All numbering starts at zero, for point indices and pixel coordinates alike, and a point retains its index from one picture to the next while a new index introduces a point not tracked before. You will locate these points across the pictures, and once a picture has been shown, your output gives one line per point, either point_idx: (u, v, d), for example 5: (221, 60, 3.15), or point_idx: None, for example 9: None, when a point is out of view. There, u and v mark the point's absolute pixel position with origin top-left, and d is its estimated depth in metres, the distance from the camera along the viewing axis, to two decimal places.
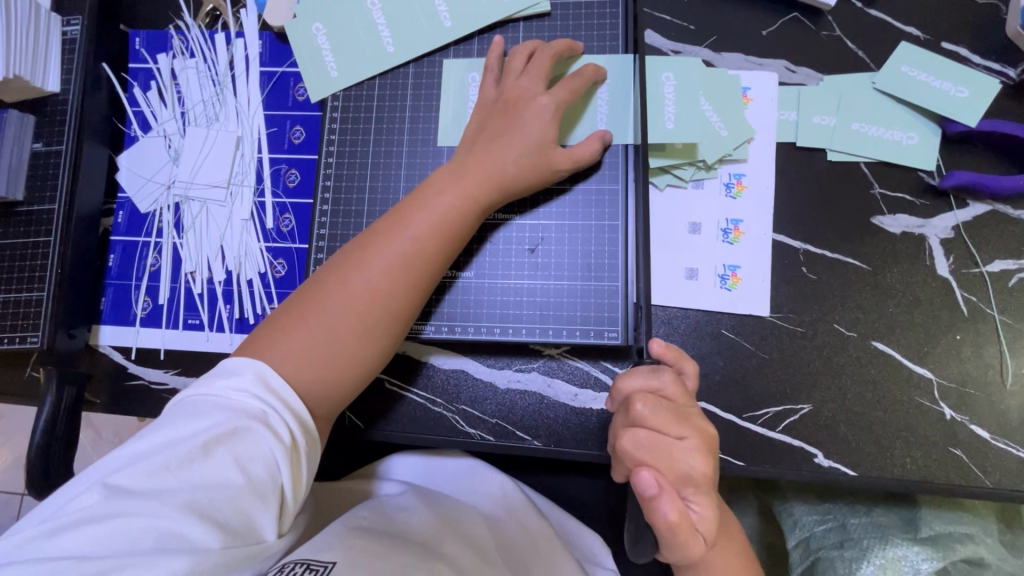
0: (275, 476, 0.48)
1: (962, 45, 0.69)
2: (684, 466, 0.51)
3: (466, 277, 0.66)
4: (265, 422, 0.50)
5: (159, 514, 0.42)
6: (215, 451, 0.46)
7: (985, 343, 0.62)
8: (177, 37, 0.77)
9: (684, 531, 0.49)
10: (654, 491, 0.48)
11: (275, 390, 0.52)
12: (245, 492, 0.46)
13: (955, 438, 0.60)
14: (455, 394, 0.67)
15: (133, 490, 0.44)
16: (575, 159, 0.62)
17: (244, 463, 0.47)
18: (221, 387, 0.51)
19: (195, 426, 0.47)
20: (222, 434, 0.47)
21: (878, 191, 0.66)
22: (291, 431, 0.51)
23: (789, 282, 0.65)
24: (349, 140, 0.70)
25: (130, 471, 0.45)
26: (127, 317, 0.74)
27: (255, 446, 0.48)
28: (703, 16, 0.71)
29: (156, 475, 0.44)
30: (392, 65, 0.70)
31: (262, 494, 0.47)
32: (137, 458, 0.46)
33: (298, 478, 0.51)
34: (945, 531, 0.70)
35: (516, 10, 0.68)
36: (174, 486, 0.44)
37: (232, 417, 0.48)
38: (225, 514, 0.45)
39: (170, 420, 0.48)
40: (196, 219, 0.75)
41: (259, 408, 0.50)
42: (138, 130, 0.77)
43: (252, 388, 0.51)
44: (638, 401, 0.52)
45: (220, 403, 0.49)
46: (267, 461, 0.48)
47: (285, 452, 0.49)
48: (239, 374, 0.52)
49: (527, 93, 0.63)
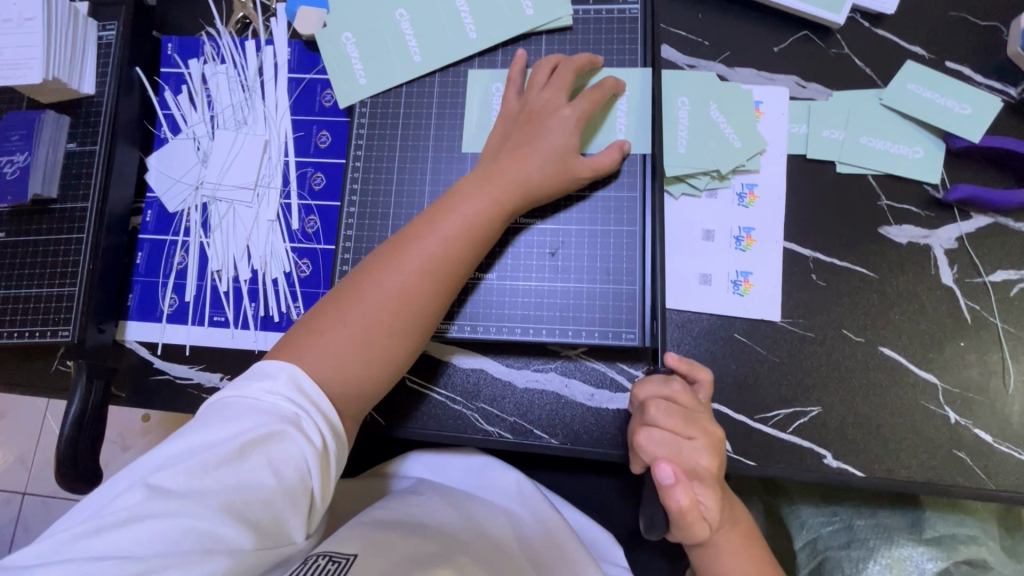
0: (306, 480, 0.50)
1: (966, 64, 0.72)
2: (693, 463, 0.54)
3: (488, 279, 0.68)
4: (298, 426, 0.51)
5: (197, 516, 0.44)
6: (251, 455, 0.48)
7: (987, 349, 0.65)
8: (209, 44, 0.80)
9: (694, 518, 0.53)
10: (672, 482, 0.52)
11: (308, 392, 0.54)
12: (278, 495, 0.48)
13: (959, 440, 0.62)
14: (475, 392, 0.69)
15: (172, 490, 0.45)
16: (596, 168, 0.64)
17: (277, 467, 0.48)
18: (256, 390, 0.52)
19: (232, 428, 0.49)
20: (258, 438, 0.49)
21: (885, 202, 0.69)
22: (322, 434, 0.53)
23: (799, 288, 0.68)
24: (376, 145, 0.72)
25: (170, 472, 0.46)
26: (154, 314, 0.76)
27: (288, 450, 0.49)
28: (717, 32, 0.74)
29: (194, 476, 0.46)
30: (418, 74, 0.72)
31: (293, 496, 0.49)
32: (176, 459, 0.47)
33: (327, 481, 0.52)
34: (948, 532, 0.72)
35: (539, 24, 0.71)
36: (212, 488, 0.46)
37: (268, 421, 0.50)
38: (259, 516, 0.47)
39: (207, 421, 0.50)
40: (223, 219, 0.77)
41: (292, 412, 0.52)
42: (168, 132, 0.79)
43: (286, 392, 0.53)
44: (652, 404, 0.55)
45: (255, 406, 0.51)
46: (299, 465, 0.50)
47: (317, 456, 0.51)
48: (274, 377, 0.54)
49: (550, 104, 0.65)
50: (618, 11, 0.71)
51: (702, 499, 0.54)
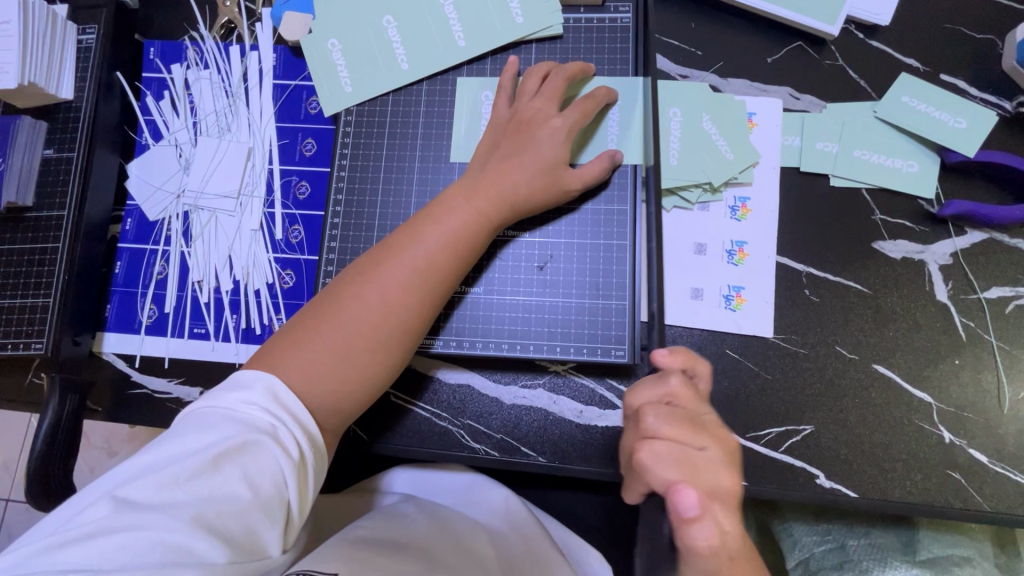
0: (283, 491, 0.48)
1: (960, 77, 0.71)
2: (707, 478, 0.49)
3: (475, 293, 0.66)
4: (274, 436, 0.50)
5: (167, 528, 0.42)
6: (224, 465, 0.46)
7: (982, 368, 0.64)
8: (192, 49, 0.78)
9: (722, 550, 0.47)
10: (696, 511, 0.46)
11: (285, 403, 0.52)
12: (253, 506, 0.46)
13: (954, 461, 0.61)
14: (461, 409, 0.67)
15: (142, 503, 0.44)
16: (585, 180, 0.63)
17: (251, 479, 0.47)
18: (231, 399, 0.51)
19: (205, 438, 0.47)
20: (231, 448, 0.47)
21: (879, 217, 0.68)
22: (299, 445, 0.51)
23: (792, 304, 0.66)
24: (361, 154, 0.71)
25: (138, 484, 0.44)
26: (132, 325, 0.74)
27: (263, 460, 0.48)
28: (710, 42, 0.73)
29: (165, 488, 0.44)
30: (406, 82, 0.71)
31: (268, 508, 0.47)
32: (146, 471, 0.46)
33: (305, 493, 0.51)
34: (943, 553, 0.70)
35: (528, 32, 0.70)
36: (183, 500, 0.44)
37: (242, 431, 0.48)
38: (232, 529, 0.45)
39: (179, 433, 0.48)
40: (205, 228, 0.75)
41: (268, 422, 0.50)
42: (149, 139, 0.78)
43: (262, 402, 0.51)
44: (651, 414, 0.51)
45: (230, 416, 0.49)
46: (275, 476, 0.48)
47: (293, 467, 0.49)
48: (249, 387, 0.52)
49: (540, 115, 0.64)
50: (610, 20, 0.70)
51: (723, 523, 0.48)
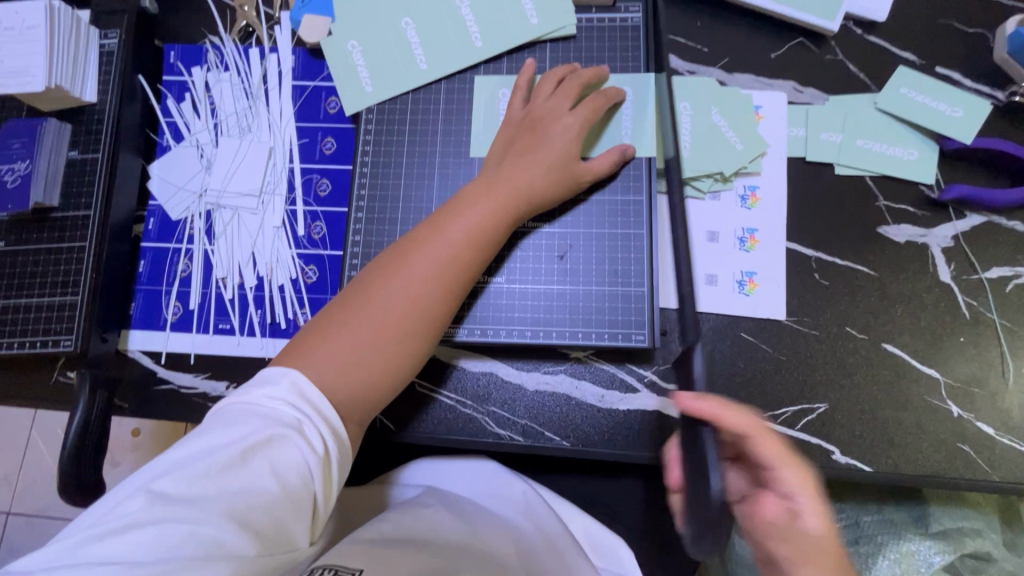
0: (308, 484, 0.50)
1: (955, 70, 0.74)
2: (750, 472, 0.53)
3: (497, 282, 0.68)
4: (300, 430, 0.51)
5: (200, 521, 0.44)
6: (252, 459, 0.48)
7: (986, 345, 0.66)
8: (212, 52, 0.80)
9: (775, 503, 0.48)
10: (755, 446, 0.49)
11: (309, 398, 0.53)
12: (280, 500, 0.48)
13: (963, 435, 0.64)
14: (485, 396, 0.69)
15: (176, 496, 0.45)
16: (596, 172, 0.66)
17: (279, 472, 0.48)
18: (259, 395, 0.52)
19: (234, 433, 0.49)
20: (258, 442, 0.49)
21: (883, 203, 0.71)
22: (324, 439, 0.52)
23: (803, 287, 0.69)
24: (383, 151, 0.73)
25: (172, 478, 0.46)
26: (157, 322, 0.75)
27: (289, 455, 0.49)
28: (716, 40, 0.76)
29: (197, 482, 0.46)
30: (425, 81, 0.73)
31: (295, 501, 0.49)
32: (179, 465, 0.47)
33: (330, 485, 0.52)
34: (954, 526, 0.74)
35: (543, 32, 0.72)
36: (214, 493, 0.46)
37: (269, 425, 0.50)
38: (261, 522, 0.47)
39: (210, 429, 0.50)
40: (227, 226, 0.76)
41: (294, 416, 0.52)
42: (171, 140, 0.79)
43: (288, 397, 0.53)
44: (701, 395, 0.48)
45: (258, 411, 0.51)
46: (300, 470, 0.49)
47: (318, 462, 0.51)
48: (276, 382, 0.54)
49: (553, 112, 0.66)
50: (620, 20, 0.73)
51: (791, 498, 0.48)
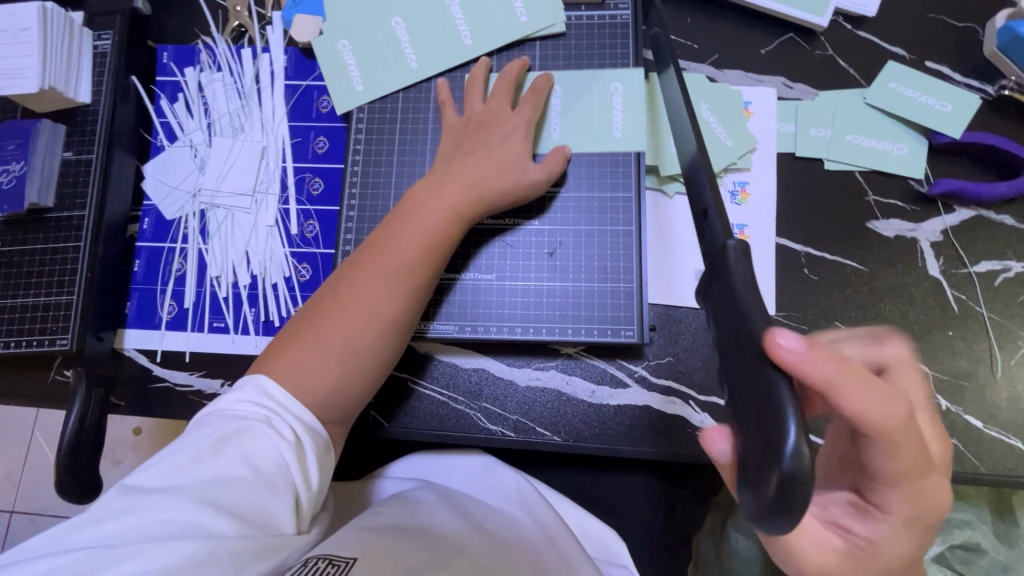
0: (283, 471, 0.50)
1: (944, 64, 0.74)
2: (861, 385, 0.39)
3: (487, 280, 0.69)
4: (269, 423, 0.53)
5: (173, 507, 0.45)
6: (222, 449, 0.49)
7: (975, 338, 0.67)
8: (205, 52, 0.80)
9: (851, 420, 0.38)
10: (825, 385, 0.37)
11: (276, 394, 0.55)
12: (256, 485, 0.49)
13: (951, 427, 0.64)
14: (477, 392, 0.70)
15: (150, 487, 0.47)
16: (549, 172, 0.66)
17: (250, 459, 0.49)
18: (228, 397, 0.54)
19: (204, 430, 0.51)
20: (228, 434, 0.50)
21: (873, 198, 0.71)
22: (296, 431, 0.54)
23: (793, 282, 0.69)
24: (374, 150, 0.73)
25: (146, 472, 0.48)
26: (152, 321, 0.75)
27: (259, 443, 0.50)
28: (706, 36, 0.77)
29: (169, 473, 0.48)
30: (415, 80, 0.73)
31: (271, 485, 0.49)
32: (153, 462, 0.49)
33: (309, 475, 0.53)
34: (943, 518, 0.75)
35: (533, 30, 0.73)
36: (187, 482, 0.47)
37: (237, 420, 0.51)
38: (237, 506, 0.47)
39: (183, 433, 0.52)
40: (221, 225, 0.77)
41: (262, 412, 0.53)
42: (164, 140, 0.80)
43: (255, 395, 0.54)
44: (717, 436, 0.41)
45: (226, 411, 0.53)
46: (272, 456, 0.50)
47: (291, 450, 0.52)
48: (244, 386, 0.55)
49: (493, 114, 0.68)
50: (609, 17, 0.73)
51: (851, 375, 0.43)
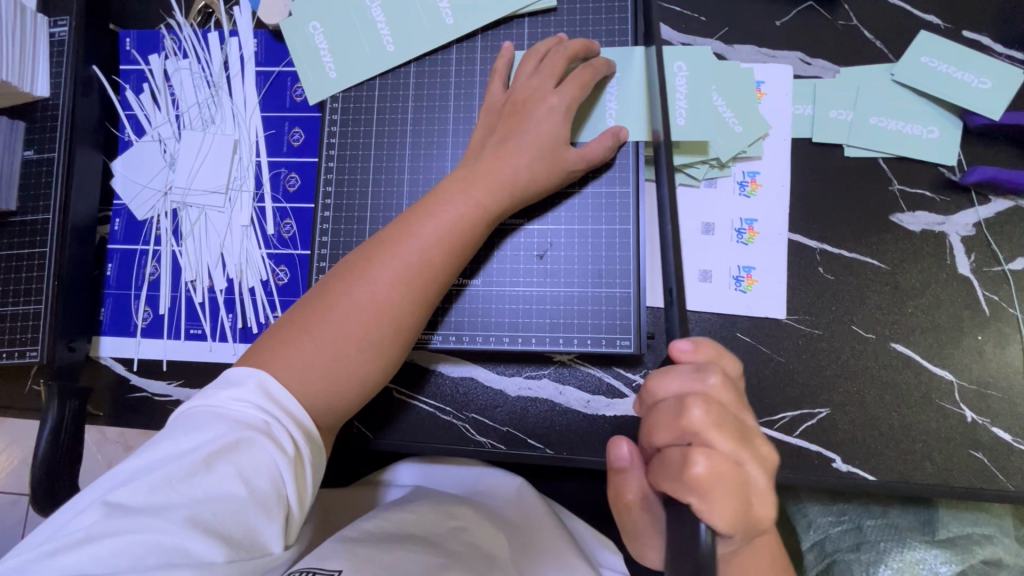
0: (280, 487, 0.45)
1: (984, 34, 0.66)
2: (678, 463, 0.38)
3: (474, 285, 0.64)
4: (268, 432, 0.47)
5: (160, 530, 0.40)
6: (217, 464, 0.43)
7: (1007, 342, 0.61)
8: (169, 37, 0.75)
9: (734, 477, 0.37)
10: (693, 439, 0.38)
11: (277, 399, 0.49)
12: (250, 506, 0.43)
13: (977, 441, 0.59)
14: (465, 402, 0.66)
15: (132, 506, 0.41)
16: (589, 159, 0.60)
17: (247, 477, 0.44)
18: (223, 397, 0.48)
19: (196, 438, 0.44)
20: (224, 446, 0.44)
21: (898, 187, 0.64)
22: (295, 440, 0.48)
23: (806, 282, 0.64)
24: (350, 143, 0.68)
25: (129, 488, 0.42)
26: (128, 328, 0.73)
27: (258, 457, 0.45)
28: (715, 7, 0.69)
29: (157, 490, 0.42)
30: (393, 65, 0.67)
31: (266, 504, 0.44)
32: (137, 474, 0.43)
33: (304, 488, 0.48)
34: (962, 532, 0.71)
35: (520, 6, 0.66)
36: (174, 502, 0.41)
37: (234, 428, 0.45)
38: (229, 528, 0.42)
39: (170, 434, 0.46)
40: (194, 226, 0.73)
41: (261, 419, 0.47)
42: (132, 135, 0.75)
43: (254, 399, 0.48)
44: (623, 444, 0.45)
45: (221, 415, 0.47)
46: (271, 472, 0.45)
47: (290, 463, 0.46)
48: (241, 384, 0.49)
49: (536, 94, 0.60)
50: None
51: (742, 414, 0.40)
